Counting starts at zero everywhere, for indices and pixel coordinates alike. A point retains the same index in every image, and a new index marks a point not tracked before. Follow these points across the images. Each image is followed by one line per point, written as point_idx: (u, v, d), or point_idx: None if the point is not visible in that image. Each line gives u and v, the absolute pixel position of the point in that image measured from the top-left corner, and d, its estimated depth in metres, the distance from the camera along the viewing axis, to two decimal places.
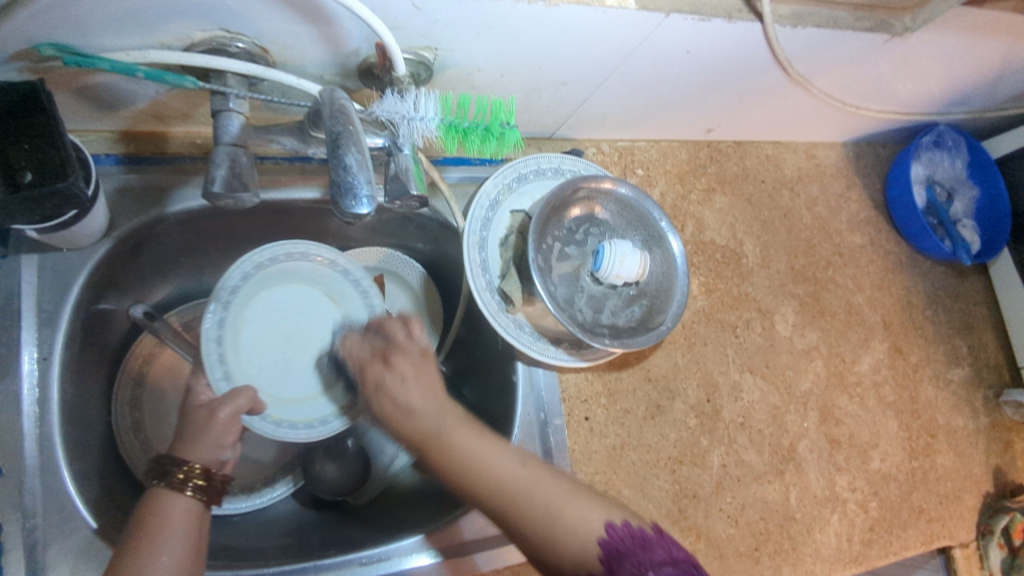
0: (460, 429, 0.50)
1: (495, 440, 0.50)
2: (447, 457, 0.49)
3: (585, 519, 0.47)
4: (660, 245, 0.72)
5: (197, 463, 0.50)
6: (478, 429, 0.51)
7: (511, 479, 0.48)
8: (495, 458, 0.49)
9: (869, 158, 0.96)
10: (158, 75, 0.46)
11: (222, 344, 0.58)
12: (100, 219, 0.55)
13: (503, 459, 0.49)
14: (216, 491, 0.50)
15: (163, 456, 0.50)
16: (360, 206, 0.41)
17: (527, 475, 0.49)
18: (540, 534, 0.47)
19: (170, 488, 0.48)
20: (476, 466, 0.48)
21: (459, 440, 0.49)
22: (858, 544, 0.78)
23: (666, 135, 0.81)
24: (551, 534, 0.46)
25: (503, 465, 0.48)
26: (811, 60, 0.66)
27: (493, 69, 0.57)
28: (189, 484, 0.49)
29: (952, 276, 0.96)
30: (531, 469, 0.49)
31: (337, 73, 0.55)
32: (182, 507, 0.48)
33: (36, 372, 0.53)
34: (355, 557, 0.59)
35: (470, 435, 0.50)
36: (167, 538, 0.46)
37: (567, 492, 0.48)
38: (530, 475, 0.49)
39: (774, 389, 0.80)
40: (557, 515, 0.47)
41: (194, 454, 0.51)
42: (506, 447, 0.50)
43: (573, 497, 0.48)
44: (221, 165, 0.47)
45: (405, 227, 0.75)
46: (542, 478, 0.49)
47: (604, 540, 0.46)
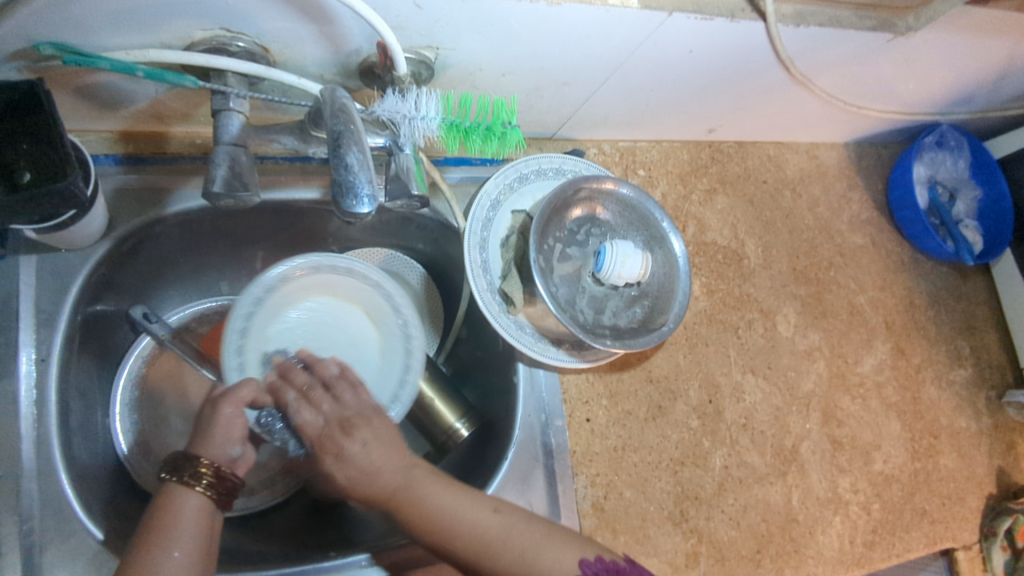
0: (425, 484, 0.51)
1: (468, 493, 0.51)
2: (417, 513, 0.49)
3: (561, 561, 0.49)
4: (661, 245, 0.71)
5: (208, 458, 0.50)
6: (446, 482, 0.51)
7: (484, 531, 0.49)
8: (468, 510, 0.50)
9: (871, 159, 0.96)
10: (158, 75, 0.46)
11: (246, 335, 0.60)
12: (99, 220, 0.55)
13: (475, 512, 0.50)
14: (227, 489, 0.50)
15: (175, 454, 0.50)
16: (361, 206, 0.41)
17: (501, 526, 0.49)
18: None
19: (183, 486, 0.48)
20: (450, 519, 0.49)
21: (426, 496, 0.50)
22: (861, 547, 0.77)
23: (667, 135, 0.81)
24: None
25: (478, 517, 0.49)
26: (814, 60, 0.66)
27: (494, 69, 0.57)
28: (200, 480, 0.49)
29: (955, 277, 0.95)
30: (504, 517, 0.50)
31: (338, 73, 0.54)
32: (195, 505, 0.48)
33: (34, 374, 0.53)
34: (355, 560, 0.59)
35: (438, 488, 0.51)
36: (177, 540, 0.46)
37: (544, 539, 0.50)
38: (502, 525, 0.49)
39: (776, 391, 0.80)
40: (534, 560, 0.48)
41: (207, 451, 0.51)
42: (478, 498, 0.51)
43: (545, 536, 0.50)
44: (221, 165, 0.47)
45: (406, 228, 0.74)
46: (517, 526, 0.50)
47: (585, 565, 0.49)
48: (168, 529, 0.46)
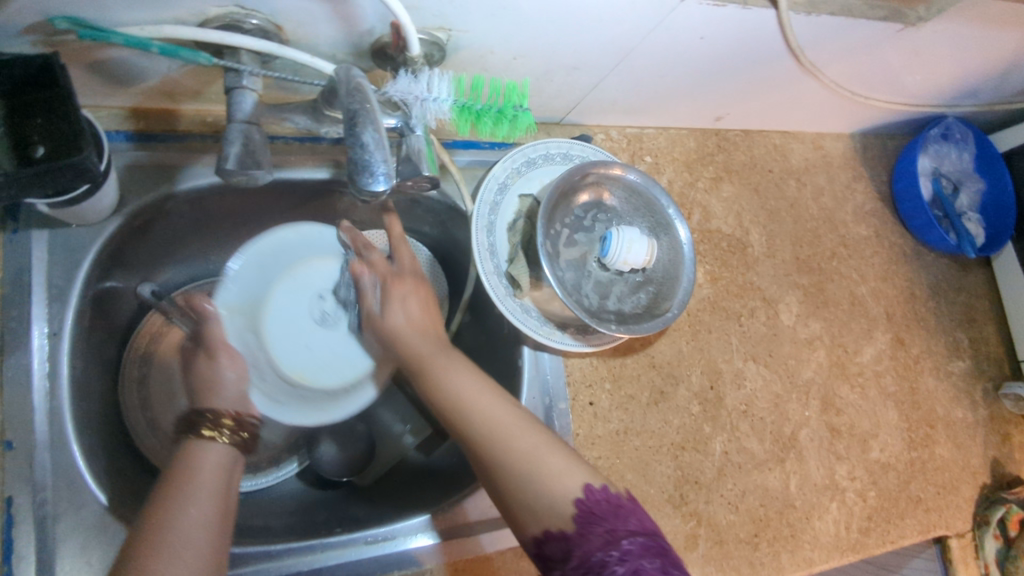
0: (458, 369, 0.55)
1: (489, 386, 0.55)
2: (445, 389, 0.54)
3: (562, 481, 0.50)
4: (667, 232, 0.72)
5: (226, 411, 0.54)
6: (496, 392, 0.54)
7: (495, 420, 0.52)
8: (486, 401, 0.53)
9: (876, 150, 0.96)
10: (173, 51, 0.46)
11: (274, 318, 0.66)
12: (111, 196, 0.55)
13: (496, 403, 0.53)
14: (246, 441, 0.53)
15: (193, 409, 0.53)
16: (377, 184, 0.41)
17: (515, 416, 0.52)
18: (518, 474, 0.50)
19: (202, 437, 0.51)
20: (472, 400, 0.53)
21: (455, 378, 0.54)
22: (856, 532, 0.79)
23: (674, 122, 0.81)
24: (532, 478, 0.49)
25: (505, 413, 0.52)
26: (824, 49, 0.66)
27: (506, 51, 0.57)
28: (222, 429, 0.52)
29: (956, 269, 0.96)
30: (521, 415, 0.53)
31: (350, 53, 0.55)
32: (216, 459, 0.50)
33: (45, 347, 0.53)
34: (361, 536, 0.60)
35: (481, 381, 0.54)
36: (200, 492, 0.47)
37: (555, 448, 0.52)
38: (516, 419, 0.52)
39: (776, 378, 0.80)
40: (536, 460, 0.50)
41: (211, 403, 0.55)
42: (499, 395, 0.54)
43: (564, 450, 0.52)
44: (234, 143, 0.47)
45: (413, 210, 0.75)
46: (531, 428, 0.52)
47: (580, 501, 0.49)
48: (193, 478, 0.48)
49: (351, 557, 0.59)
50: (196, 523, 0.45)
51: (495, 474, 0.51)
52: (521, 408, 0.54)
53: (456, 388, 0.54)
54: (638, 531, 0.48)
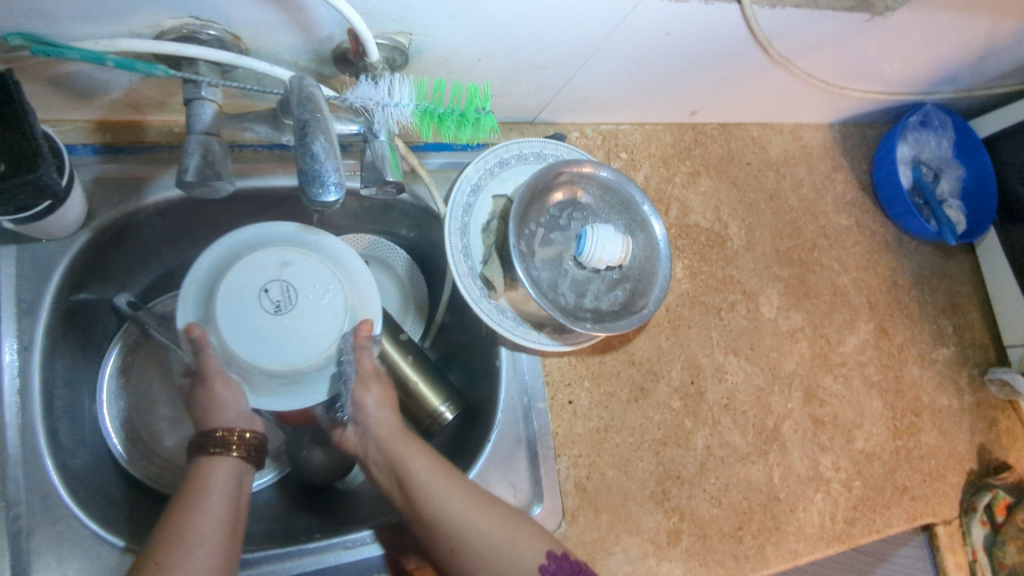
0: (416, 454, 0.56)
1: (448, 470, 0.56)
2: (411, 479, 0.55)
3: (523, 553, 0.53)
4: (643, 229, 0.72)
5: (229, 428, 0.53)
6: (464, 490, 0.55)
7: (450, 505, 0.54)
8: (444, 484, 0.55)
9: (856, 139, 0.96)
10: (128, 64, 0.45)
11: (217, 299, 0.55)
12: (77, 209, 0.55)
13: (446, 480, 0.55)
14: (253, 453, 0.54)
15: (202, 431, 0.53)
16: (328, 194, 0.41)
17: (473, 506, 0.54)
18: (478, 569, 0.52)
19: (217, 454, 0.52)
20: (436, 495, 0.54)
21: (421, 468, 0.55)
22: (841, 523, 0.79)
23: (649, 118, 0.81)
24: (494, 568, 0.52)
25: (463, 503, 0.54)
26: (793, 41, 0.66)
27: (469, 54, 0.57)
28: (232, 448, 0.52)
29: (939, 256, 0.96)
30: (484, 497, 0.55)
31: (312, 59, 0.54)
32: (226, 472, 0.51)
33: (16, 362, 0.54)
34: (341, 542, 0.60)
35: (433, 463, 0.56)
36: (211, 506, 0.48)
37: (516, 523, 0.55)
38: (472, 503, 0.54)
39: (758, 371, 0.80)
40: (498, 557, 0.52)
41: (222, 421, 0.53)
42: (455, 475, 0.56)
43: (523, 525, 0.55)
44: (193, 155, 0.47)
45: (388, 214, 0.75)
46: (489, 504, 0.55)
47: (545, 567, 0.53)
48: (202, 496, 0.48)
49: (331, 562, 0.59)
50: (213, 529, 0.46)
51: (446, 557, 0.54)
52: (495, 502, 0.55)
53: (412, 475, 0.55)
54: None
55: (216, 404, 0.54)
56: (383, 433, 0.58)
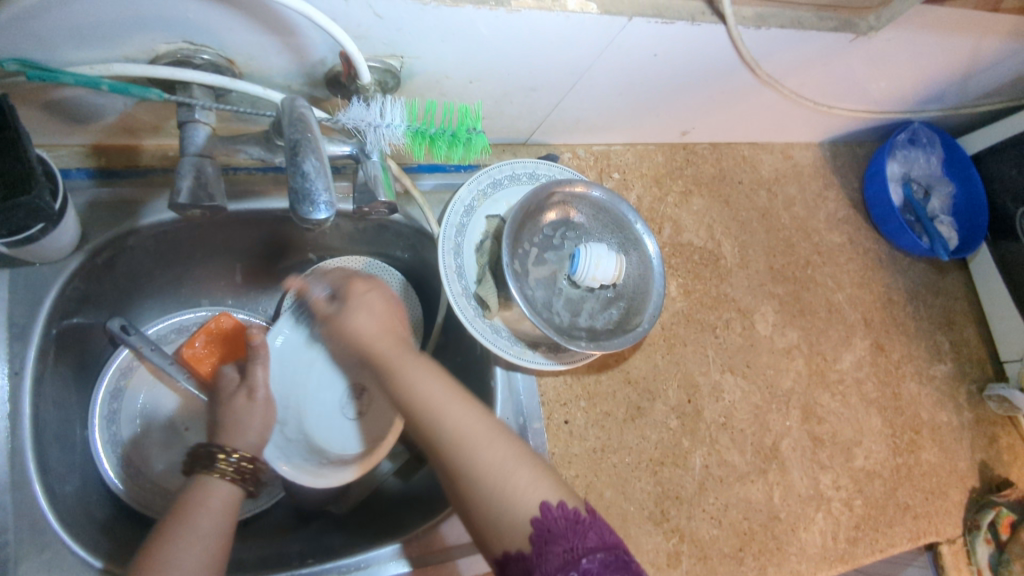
0: (419, 370, 0.54)
1: (463, 397, 0.52)
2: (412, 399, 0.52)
3: (525, 498, 0.47)
4: (636, 247, 0.72)
5: (245, 451, 0.57)
6: (478, 412, 0.52)
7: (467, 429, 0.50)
8: (457, 411, 0.51)
9: (846, 157, 0.97)
10: (123, 89, 0.46)
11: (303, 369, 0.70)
12: (70, 232, 0.55)
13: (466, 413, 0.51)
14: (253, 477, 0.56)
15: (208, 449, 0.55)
16: (319, 213, 0.41)
17: (482, 433, 0.50)
18: (483, 486, 0.48)
19: (213, 475, 0.53)
20: (450, 415, 0.50)
21: (430, 389, 0.52)
22: (844, 543, 0.78)
23: (640, 138, 0.82)
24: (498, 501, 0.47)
25: (472, 428, 0.50)
26: (779, 61, 0.67)
27: (461, 76, 0.58)
28: (228, 473, 0.54)
29: (932, 273, 0.96)
30: (488, 426, 0.51)
31: (305, 83, 0.55)
32: (224, 495, 0.53)
33: (7, 387, 0.53)
34: (334, 566, 0.59)
35: (441, 384, 0.53)
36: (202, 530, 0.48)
37: (525, 460, 0.50)
38: (487, 432, 0.50)
39: (755, 389, 0.80)
40: (504, 484, 0.48)
41: (236, 441, 0.57)
42: (470, 404, 0.52)
43: (528, 464, 0.50)
44: (186, 176, 0.48)
45: (382, 235, 0.75)
46: (502, 433, 0.50)
47: (544, 512, 0.47)
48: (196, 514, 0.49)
49: None
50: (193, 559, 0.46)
51: (462, 502, 0.49)
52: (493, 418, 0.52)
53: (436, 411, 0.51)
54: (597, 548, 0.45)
55: (242, 427, 0.59)
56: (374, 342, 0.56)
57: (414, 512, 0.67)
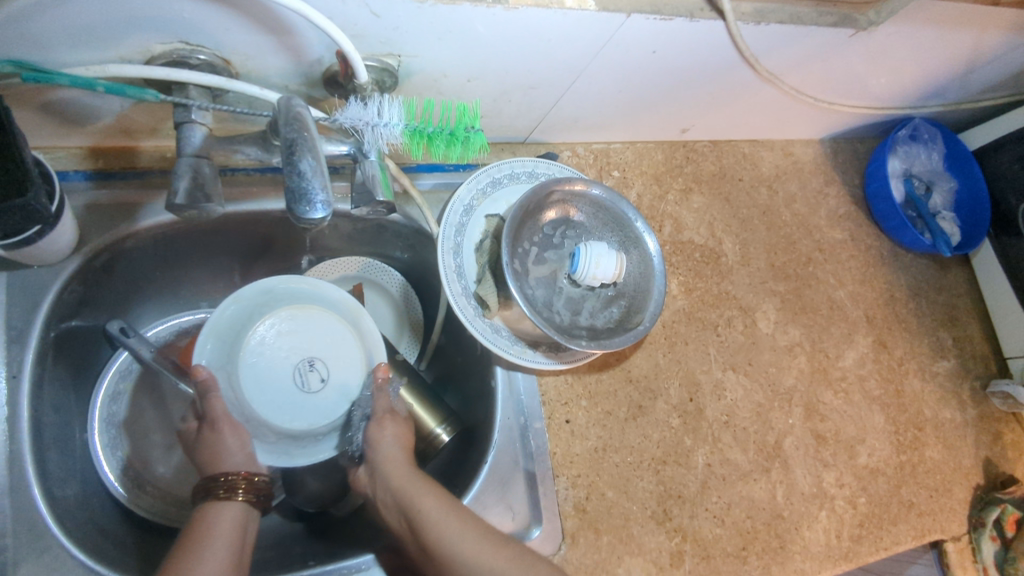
0: (420, 489, 0.55)
1: (460, 514, 0.53)
2: (417, 521, 0.53)
3: None
4: (636, 245, 0.71)
5: (237, 471, 0.54)
6: (478, 530, 0.52)
7: (467, 550, 0.51)
8: (455, 532, 0.52)
9: (847, 154, 0.97)
10: (118, 89, 0.46)
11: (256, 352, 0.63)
12: (68, 235, 0.55)
13: (464, 533, 0.52)
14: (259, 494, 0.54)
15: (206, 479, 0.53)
16: (316, 212, 0.41)
17: (488, 547, 0.51)
18: None
19: (223, 497, 0.52)
20: (448, 535, 0.51)
21: (431, 510, 0.53)
22: (848, 541, 0.77)
23: (640, 136, 0.81)
24: None
25: (474, 545, 0.51)
26: (779, 57, 0.67)
27: (458, 75, 0.58)
28: (238, 492, 0.52)
29: (935, 269, 0.96)
30: (494, 540, 0.52)
31: (302, 83, 0.55)
32: (232, 516, 0.51)
33: (5, 390, 0.53)
34: (334, 569, 0.58)
35: (445, 505, 0.54)
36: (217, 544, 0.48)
37: (537, 564, 0.51)
38: (490, 547, 0.51)
39: (757, 387, 0.80)
40: None
41: (229, 465, 0.54)
42: (467, 518, 0.53)
43: (535, 565, 0.51)
44: (183, 177, 0.47)
45: (381, 236, 0.75)
46: (507, 544, 0.52)
47: None
48: (207, 536, 0.48)
49: None
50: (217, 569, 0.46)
51: None
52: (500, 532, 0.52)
53: (434, 528, 0.52)
54: None
55: (223, 450, 0.55)
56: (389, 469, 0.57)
57: None
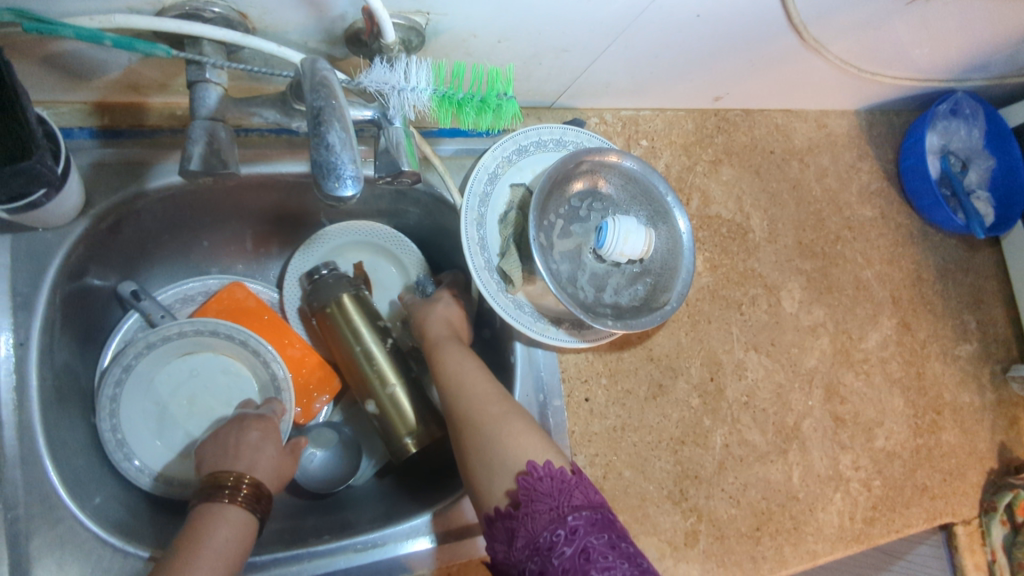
0: (454, 350, 0.62)
1: (481, 368, 0.61)
2: (444, 368, 0.60)
3: (515, 445, 0.53)
4: (665, 220, 0.68)
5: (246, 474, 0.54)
6: (489, 381, 0.59)
7: (475, 392, 0.57)
8: (472, 378, 0.59)
9: (882, 127, 0.93)
10: (128, 43, 0.42)
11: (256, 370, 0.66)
12: (74, 197, 0.52)
13: (480, 383, 0.58)
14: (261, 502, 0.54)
15: (214, 471, 0.54)
16: (345, 188, 0.38)
17: (488, 395, 0.57)
18: (481, 440, 0.54)
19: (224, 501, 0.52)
20: (463, 381, 0.58)
21: (452, 358, 0.61)
22: (861, 523, 0.77)
23: (671, 104, 0.77)
24: (491, 450, 0.53)
25: (477, 390, 0.58)
26: (829, 25, 0.63)
27: (489, 35, 0.54)
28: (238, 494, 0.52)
29: (964, 250, 0.93)
30: (499, 393, 0.58)
31: (323, 40, 0.51)
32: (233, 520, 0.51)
33: (12, 358, 0.51)
34: (350, 544, 0.58)
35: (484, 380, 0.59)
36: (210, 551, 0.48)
37: (520, 424, 0.55)
38: (494, 396, 0.57)
39: (779, 367, 0.78)
40: (498, 434, 0.54)
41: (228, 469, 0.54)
42: (486, 375, 0.60)
43: (523, 424, 0.55)
44: (197, 141, 0.44)
45: (399, 203, 0.72)
46: (506, 403, 0.57)
47: (533, 466, 0.50)
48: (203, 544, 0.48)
49: (340, 565, 0.57)
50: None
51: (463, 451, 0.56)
52: (509, 400, 0.57)
53: (462, 374, 0.59)
54: (583, 506, 0.48)
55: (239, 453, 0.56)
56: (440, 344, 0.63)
57: (431, 489, 0.66)
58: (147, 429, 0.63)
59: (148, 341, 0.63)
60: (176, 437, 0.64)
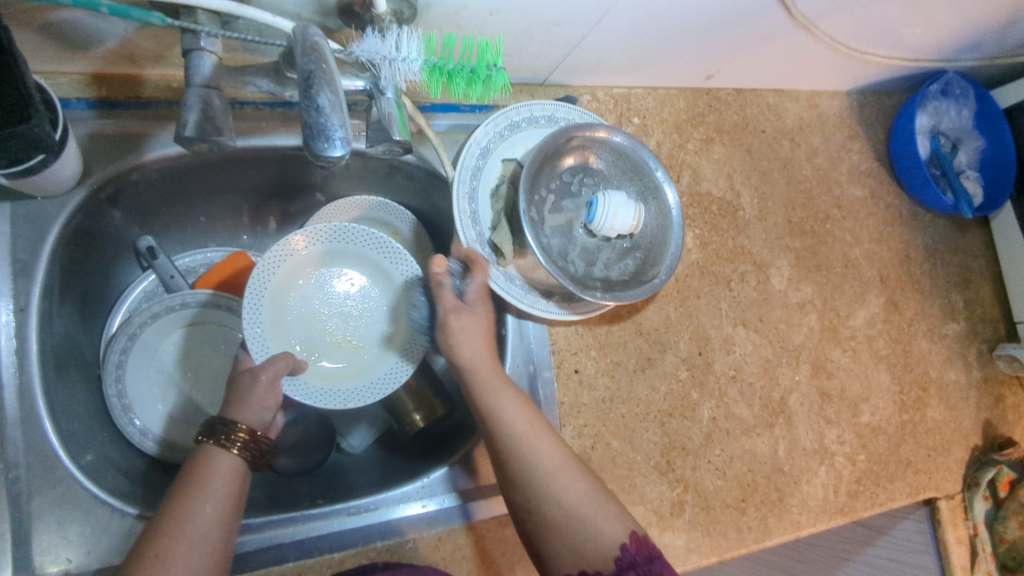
0: (512, 404, 0.54)
1: (543, 426, 0.54)
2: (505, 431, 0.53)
3: (602, 530, 0.51)
4: (655, 196, 0.70)
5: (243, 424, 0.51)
6: (555, 441, 0.54)
7: (547, 463, 0.52)
8: (543, 444, 0.53)
9: (873, 108, 0.94)
10: (123, 11, 0.42)
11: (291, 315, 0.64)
12: (72, 166, 0.53)
13: (551, 449, 0.53)
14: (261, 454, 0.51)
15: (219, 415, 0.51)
16: (334, 149, 0.39)
17: (562, 468, 0.52)
18: (560, 525, 0.51)
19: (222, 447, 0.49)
20: (532, 449, 0.52)
21: (514, 419, 0.53)
22: (845, 496, 0.78)
23: (663, 81, 0.78)
24: (576, 541, 0.50)
25: (552, 458, 0.52)
26: (818, 2, 0.64)
27: (481, 8, 0.54)
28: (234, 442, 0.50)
29: (952, 230, 0.94)
30: (574, 462, 0.53)
31: (316, 11, 0.52)
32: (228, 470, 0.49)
33: (12, 323, 0.53)
34: (343, 508, 0.60)
35: (528, 415, 0.54)
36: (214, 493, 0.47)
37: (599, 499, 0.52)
38: (568, 467, 0.53)
39: (767, 343, 0.79)
40: (585, 519, 0.51)
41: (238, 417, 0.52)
42: (552, 436, 0.54)
43: (605, 501, 0.52)
44: (192, 109, 0.45)
45: (393, 178, 0.73)
46: (579, 472, 0.53)
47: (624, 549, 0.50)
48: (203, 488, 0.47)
49: (334, 528, 0.59)
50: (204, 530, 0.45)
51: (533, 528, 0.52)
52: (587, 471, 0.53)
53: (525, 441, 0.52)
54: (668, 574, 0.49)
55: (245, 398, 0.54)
56: (478, 365, 0.55)
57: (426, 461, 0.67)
58: (152, 395, 0.64)
59: (152, 311, 0.64)
60: (180, 399, 0.65)
